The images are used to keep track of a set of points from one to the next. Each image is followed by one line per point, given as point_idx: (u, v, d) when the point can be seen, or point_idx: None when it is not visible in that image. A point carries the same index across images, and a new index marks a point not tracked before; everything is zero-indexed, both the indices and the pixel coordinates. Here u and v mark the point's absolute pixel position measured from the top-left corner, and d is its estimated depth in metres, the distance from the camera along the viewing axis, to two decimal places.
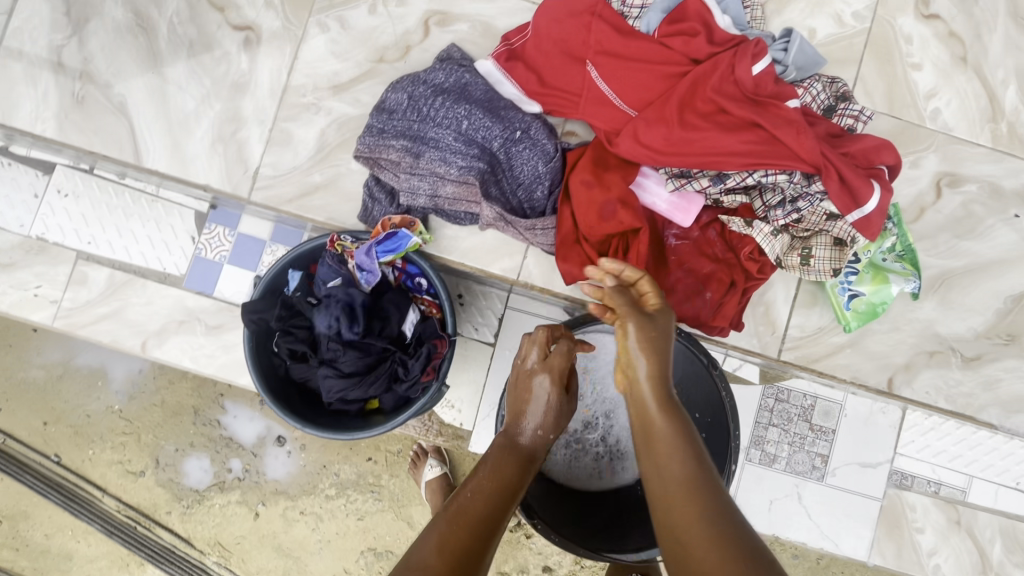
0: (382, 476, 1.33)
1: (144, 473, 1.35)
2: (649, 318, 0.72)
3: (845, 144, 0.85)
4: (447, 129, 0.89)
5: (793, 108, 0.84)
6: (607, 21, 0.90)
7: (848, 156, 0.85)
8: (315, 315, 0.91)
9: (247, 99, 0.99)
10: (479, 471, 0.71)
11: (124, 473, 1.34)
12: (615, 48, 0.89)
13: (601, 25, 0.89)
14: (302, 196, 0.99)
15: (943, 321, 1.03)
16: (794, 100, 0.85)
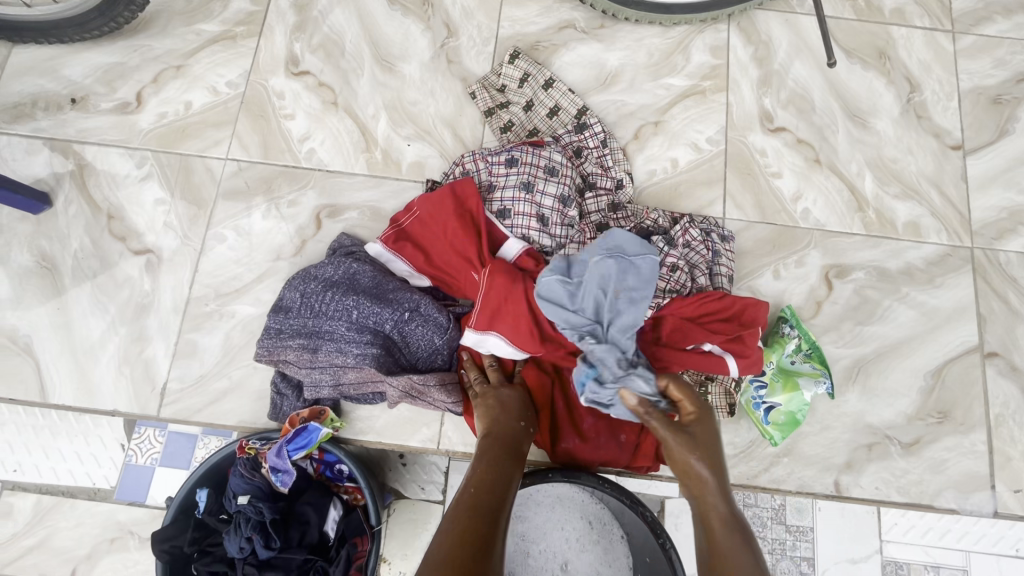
0: None
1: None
2: (688, 430, 0.81)
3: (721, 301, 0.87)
4: (340, 320, 0.92)
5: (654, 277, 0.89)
6: (473, 217, 0.97)
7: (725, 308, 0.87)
8: (227, 536, 0.86)
9: (151, 318, 1.02)
10: (476, 464, 0.79)
11: None
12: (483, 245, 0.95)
13: (467, 221, 0.96)
14: (210, 404, 0.98)
15: (872, 410, 1.02)
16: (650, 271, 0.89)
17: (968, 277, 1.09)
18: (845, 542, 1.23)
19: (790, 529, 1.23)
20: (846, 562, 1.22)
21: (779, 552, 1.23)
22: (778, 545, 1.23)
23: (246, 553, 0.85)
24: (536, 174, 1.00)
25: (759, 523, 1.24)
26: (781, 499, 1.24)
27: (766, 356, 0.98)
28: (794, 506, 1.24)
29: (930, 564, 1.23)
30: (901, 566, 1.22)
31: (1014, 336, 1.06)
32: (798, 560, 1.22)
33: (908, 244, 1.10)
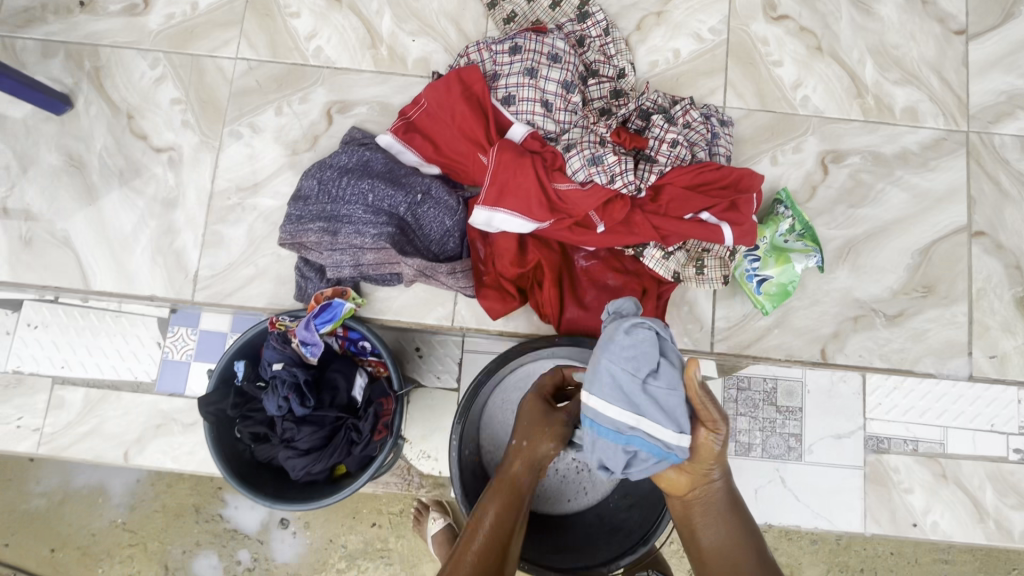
0: (388, 539, 1.50)
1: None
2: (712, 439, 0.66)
3: (714, 171, 0.92)
4: (356, 204, 0.97)
5: (653, 154, 0.95)
6: (475, 98, 1.01)
7: (718, 178, 0.93)
8: (266, 397, 0.96)
9: (178, 211, 1.08)
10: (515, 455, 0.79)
11: None
12: (485, 124, 1.00)
13: (468, 102, 1.00)
14: (240, 289, 1.06)
15: (860, 286, 1.08)
16: (649, 147, 0.95)
17: (962, 160, 1.12)
18: (830, 419, 1.33)
19: (780, 409, 1.32)
20: (832, 438, 1.32)
21: (770, 429, 1.33)
22: (768, 423, 1.33)
23: (284, 411, 0.96)
24: (540, 60, 1.01)
25: (751, 404, 1.33)
26: (773, 382, 1.33)
27: (759, 233, 1.03)
28: (785, 389, 1.33)
29: (910, 438, 1.32)
30: (883, 440, 1.32)
31: (1002, 216, 1.10)
32: (787, 436, 1.32)
33: (905, 130, 1.13)
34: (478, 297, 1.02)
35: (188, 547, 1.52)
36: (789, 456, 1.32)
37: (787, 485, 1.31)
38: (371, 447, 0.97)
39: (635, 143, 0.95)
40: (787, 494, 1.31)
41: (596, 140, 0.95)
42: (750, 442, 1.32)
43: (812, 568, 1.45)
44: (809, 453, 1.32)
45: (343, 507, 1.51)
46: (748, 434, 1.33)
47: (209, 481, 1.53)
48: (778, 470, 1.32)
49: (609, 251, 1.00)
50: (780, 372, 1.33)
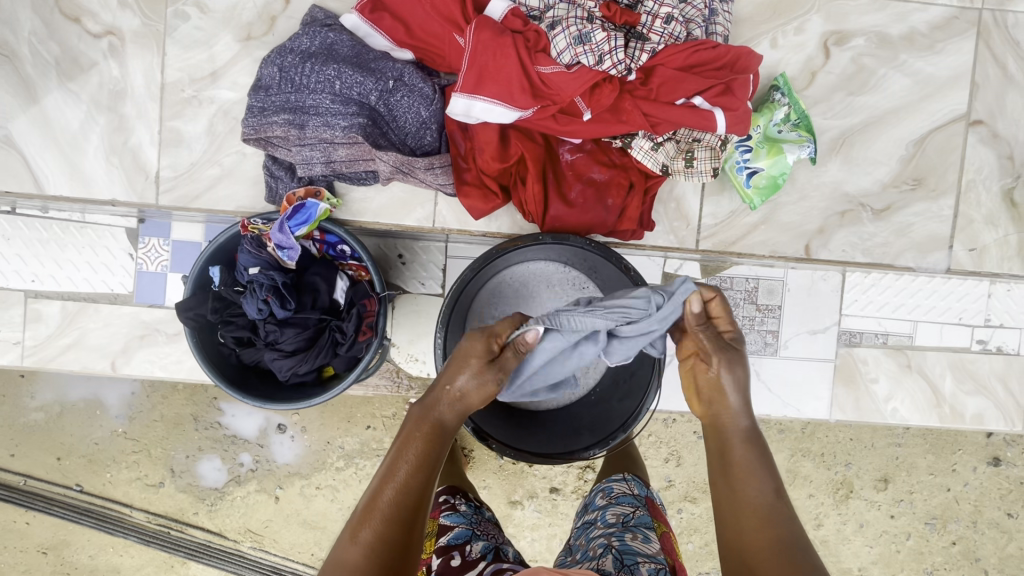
0: (383, 440, 1.54)
1: (164, 482, 1.55)
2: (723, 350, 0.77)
3: (708, 51, 0.86)
4: (323, 93, 0.90)
5: (644, 32, 0.88)
6: None
7: (714, 59, 0.87)
8: (245, 299, 0.94)
9: (129, 106, 1.00)
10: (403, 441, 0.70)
11: (145, 486, 1.55)
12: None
13: None
14: (207, 191, 1.01)
15: (850, 180, 1.05)
16: (641, 25, 0.88)
17: (970, 42, 1.05)
18: (809, 315, 1.18)
19: (759, 309, 1.15)
20: (807, 333, 1.19)
21: (748, 327, 1.17)
22: (745, 321, 1.17)
23: (265, 314, 0.94)
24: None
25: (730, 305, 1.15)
26: (754, 282, 1.14)
27: (753, 121, 0.99)
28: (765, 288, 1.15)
29: (881, 332, 1.20)
30: (856, 334, 1.19)
31: (1003, 103, 1.06)
32: (764, 333, 1.18)
33: (915, 7, 1.04)
34: (459, 196, 0.96)
35: (190, 452, 1.53)
36: (763, 352, 1.18)
37: (761, 379, 1.19)
38: (357, 348, 0.98)
39: (627, 18, 0.88)
40: (759, 387, 1.19)
41: (580, 15, 0.86)
42: None
43: (778, 454, 1.47)
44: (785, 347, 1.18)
45: (338, 412, 1.53)
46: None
47: (204, 390, 1.52)
48: (751, 365, 1.20)
49: (596, 145, 0.96)
50: (762, 271, 1.14)
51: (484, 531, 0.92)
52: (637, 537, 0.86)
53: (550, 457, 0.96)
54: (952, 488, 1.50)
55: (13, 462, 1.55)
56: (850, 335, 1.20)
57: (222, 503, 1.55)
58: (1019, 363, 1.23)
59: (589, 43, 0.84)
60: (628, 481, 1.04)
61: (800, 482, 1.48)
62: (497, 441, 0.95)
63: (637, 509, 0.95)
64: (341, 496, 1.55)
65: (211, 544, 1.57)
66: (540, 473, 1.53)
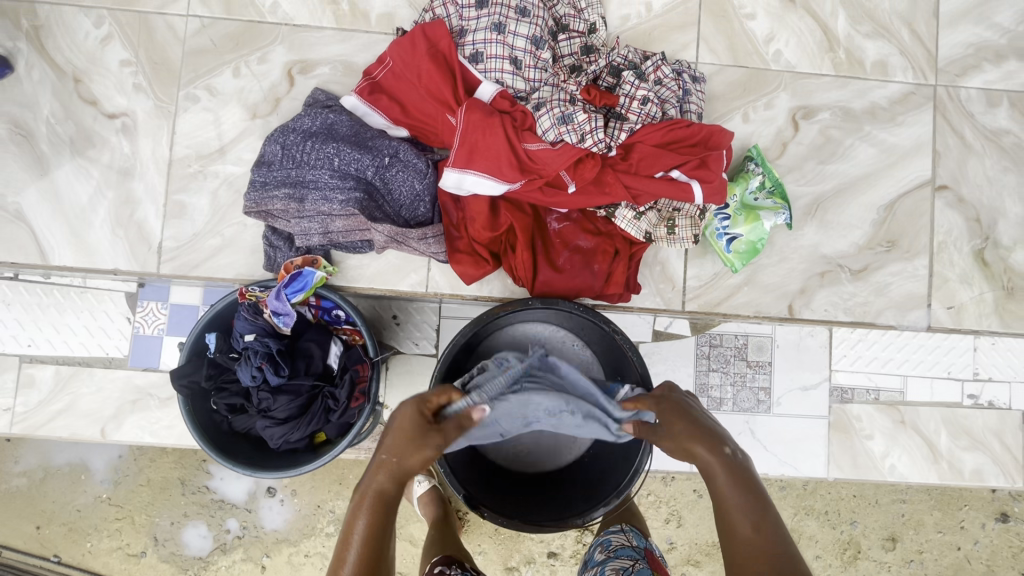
0: None
1: (145, 552, 1.49)
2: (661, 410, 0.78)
3: (685, 129, 0.93)
4: (323, 169, 0.95)
5: (623, 112, 0.94)
6: (443, 55, 0.97)
7: (690, 137, 0.94)
8: (239, 367, 0.95)
9: (137, 180, 1.05)
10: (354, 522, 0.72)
11: (126, 556, 1.49)
12: (451, 79, 0.96)
13: (434, 59, 0.96)
14: (207, 260, 1.05)
15: (826, 242, 1.10)
16: (620, 105, 0.95)
17: (928, 115, 1.13)
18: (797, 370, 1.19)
19: (750, 365, 1.17)
20: (799, 389, 1.19)
21: (740, 383, 1.18)
22: (738, 377, 1.18)
23: (258, 381, 0.95)
24: (508, 15, 0.97)
25: (722, 360, 1.17)
26: (744, 338, 1.17)
27: (730, 190, 1.04)
28: (755, 344, 1.16)
29: (872, 388, 1.20)
30: (847, 390, 1.20)
31: (965, 170, 1.13)
32: (756, 389, 1.19)
33: (874, 84, 1.13)
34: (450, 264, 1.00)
35: (176, 518, 1.49)
36: (758, 410, 1.18)
37: (756, 437, 1.18)
38: (350, 413, 0.98)
39: (606, 100, 0.94)
40: (754, 445, 1.19)
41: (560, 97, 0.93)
42: (721, 397, 1.17)
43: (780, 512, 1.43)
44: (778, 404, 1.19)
45: (330, 474, 1.50)
46: (719, 388, 1.19)
47: (193, 453, 1.49)
48: (746, 422, 1.19)
49: (582, 214, 1.01)
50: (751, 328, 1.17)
51: None
52: None
53: (542, 526, 0.94)
54: (961, 546, 1.46)
55: None
56: (842, 391, 1.21)
57: (206, 573, 1.49)
58: (1013, 418, 1.23)
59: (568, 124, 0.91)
60: (626, 532, 1.01)
61: (804, 542, 1.44)
62: (488, 509, 0.94)
63: (637, 561, 0.91)
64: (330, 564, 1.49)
65: None
66: (537, 536, 1.49)
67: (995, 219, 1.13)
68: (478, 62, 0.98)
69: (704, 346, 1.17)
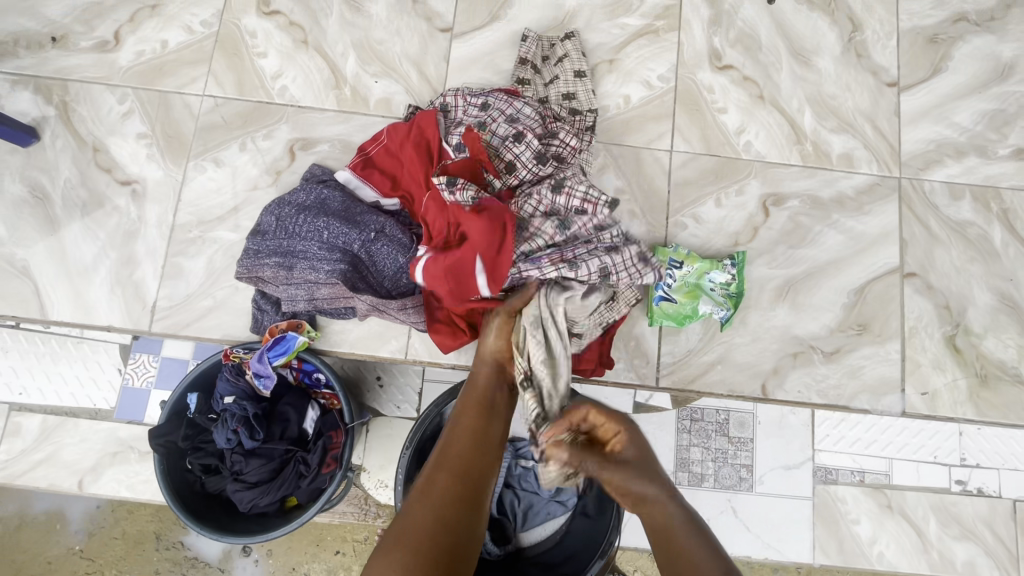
0: (352, 567, 1.46)
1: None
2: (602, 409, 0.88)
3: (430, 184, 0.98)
4: (312, 241, 1.01)
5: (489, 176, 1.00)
6: (429, 138, 1.04)
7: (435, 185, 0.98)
8: (216, 429, 0.98)
9: (140, 242, 1.11)
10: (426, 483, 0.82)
11: None
12: (433, 160, 1.03)
13: (424, 144, 1.04)
14: (197, 320, 1.09)
15: (799, 323, 1.13)
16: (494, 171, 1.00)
17: (894, 204, 1.19)
18: (780, 450, 1.21)
19: (732, 441, 1.19)
20: (781, 469, 1.20)
21: (721, 459, 1.21)
22: (720, 454, 1.21)
23: (233, 443, 0.97)
24: (498, 118, 1.05)
25: (704, 434, 1.21)
26: (724, 413, 1.21)
27: (694, 262, 1.08)
28: (737, 422, 1.21)
29: (856, 470, 1.21)
30: (830, 471, 1.21)
31: (932, 258, 1.17)
32: (738, 467, 1.21)
33: (841, 175, 1.19)
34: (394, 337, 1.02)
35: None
36: (741, 488, 1.20)
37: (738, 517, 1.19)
38: (320, 480, 0.99)
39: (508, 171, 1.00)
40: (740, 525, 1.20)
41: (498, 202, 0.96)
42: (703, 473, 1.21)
43: None
44: (760, 483, 1.20)
45: (306, 536, 1.46)
46: (701, 464, 1.21)
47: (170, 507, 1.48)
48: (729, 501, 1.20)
49: None
50: (731, 404, 1.21)
51: None
52: None
53: None
54: None
55: None
56: (825, 472, 1.21)
57: None
58: (1004, 506, 1.20)
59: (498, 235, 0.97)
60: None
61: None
62: None
63: None
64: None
65: None
66: None
67: (964, 306, 1.16)
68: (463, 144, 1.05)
69: (685, 420, 1.21)
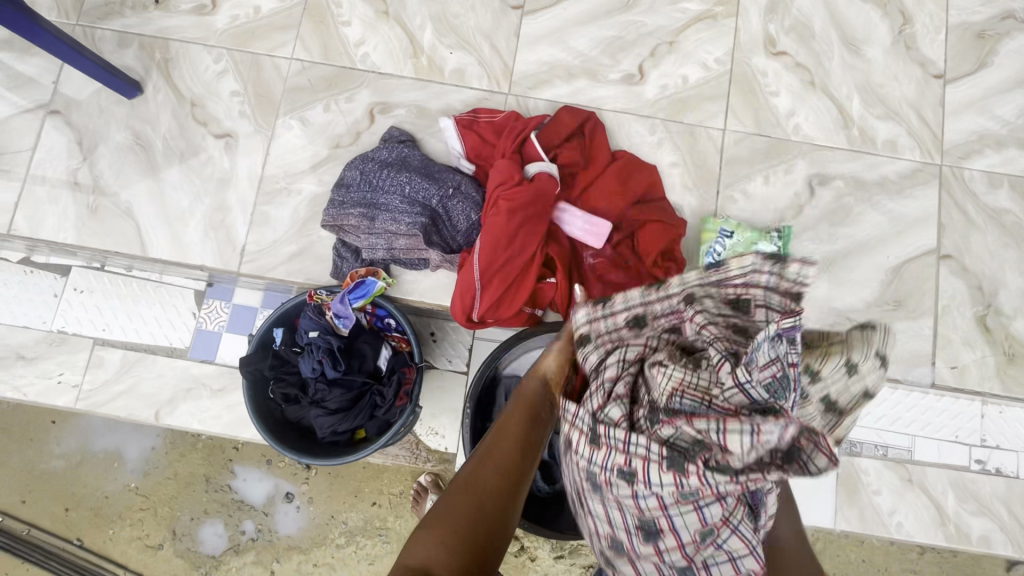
0: (387, 519, 1.55)
1: (163, 545, 1.58)
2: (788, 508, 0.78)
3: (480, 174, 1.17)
4: (394, 195, 1.11)
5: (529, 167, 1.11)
6: (528, 123, 1.17)
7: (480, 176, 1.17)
8: (302, 359, 1.08)
9: (231, 191, 1.21)
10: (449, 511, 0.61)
11: (145, 547, 1.57)
12: (526, 141, 1.15)
13: (521, 126, 1.16)
14: (282, 264, 1.19)
15: (837, 297, 1.20)
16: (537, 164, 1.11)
17: (934, 190, 1.25)
18: None
19: None
20: None
21: None
22: None
23: (317, 373, 1.07)
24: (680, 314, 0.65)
25: None
26: None
27: (744, 232, 1.16)
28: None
29: (880, 445, 1.25)
30: (855, 444, 1.26)
31: (968, 243, 1.23)
32: None
33: (885, 160, 1.26)
34: (455, 298, 1.10)
35: (196, 515, 1.57)
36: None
37: None
38: (393, 411, 1.08)
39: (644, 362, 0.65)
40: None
41: (623, 429, 0.61)
42: None
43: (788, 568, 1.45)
44: None
45: (346, 486, 1.56)
46: None
47: (221, 451, 1.58)
48: None
49: (616, 252, 1.13)
50: None
51: None
52: None
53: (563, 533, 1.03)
54: None
55: (23, 509, 1.59)
56: (851, 445, 1.26)
57: (218, 572, 1.56)
58: (1021, 486, 1.24)
59: (620, 389, 0.63)
60: None
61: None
62: None
63: None
64: (338, 575, 1.55)
65: None
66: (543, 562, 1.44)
67: (997, 289, 1.23)
68: (546, 141, 1.17)
69: None
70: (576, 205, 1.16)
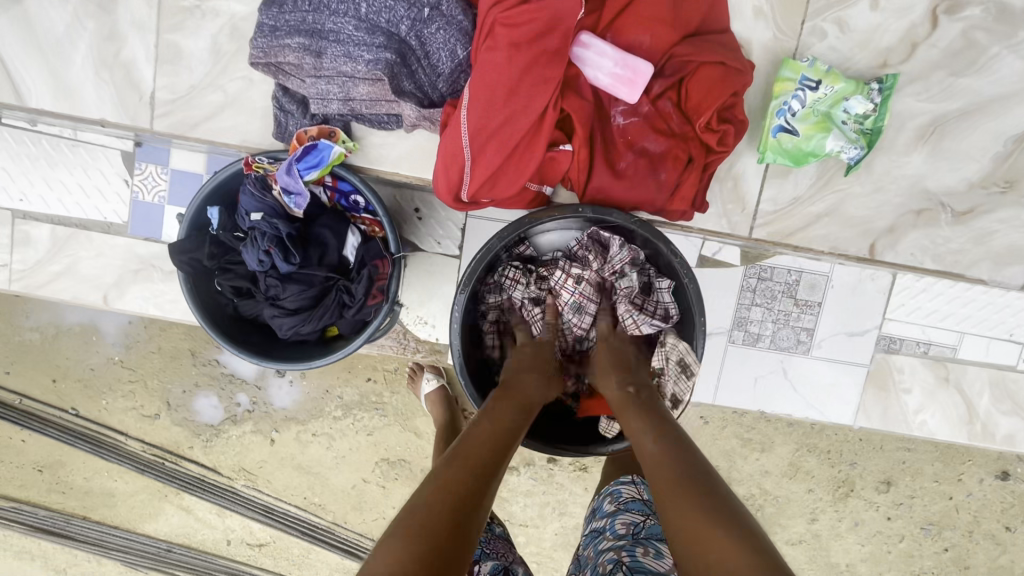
0: (383, 394, 1.39)
1: (159, 416, 1.42)
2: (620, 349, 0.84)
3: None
4: (346, 17, 0.77)
5: None
6: None
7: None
8: (244, 249, 0.84)
9: (121, 12, 0.90)
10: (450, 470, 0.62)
11: (140, 417, 1.42)
12: None
13: None
14: (208, 118, 0.92)
15: (933, 175, 0.93)
16: None
17: None
18: (849, 316, 0.98)
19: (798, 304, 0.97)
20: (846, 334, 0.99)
21: (783, 321, 0.98)
22: (783, 315, 0.98)
23: (266, 266, 0.84)
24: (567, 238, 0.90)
25: (769, 295, 0.97)
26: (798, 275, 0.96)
27: (835, 82, 0.85)
28: (806, 282, 0.97)
29: (922, 342, 1.01)
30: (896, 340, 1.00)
31: None
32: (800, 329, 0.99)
33: None
34: (436, 171, 0.83)
35: (187, 386, 1.39)
36: (794, 351, 1.00)
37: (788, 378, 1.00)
38: (366, 312, 0.88)
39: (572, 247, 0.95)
40: (783, 386, 1.01)
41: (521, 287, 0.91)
42: (760, 333, 0.98)
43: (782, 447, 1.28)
44: (819, 347, 1.00)
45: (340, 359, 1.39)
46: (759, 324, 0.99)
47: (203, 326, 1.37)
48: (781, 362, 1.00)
49: (655, 108, 0.84)
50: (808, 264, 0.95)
51: (492, 549, 0.83)
52: (648, 552, 0.77)
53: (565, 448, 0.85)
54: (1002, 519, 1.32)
55: (8, 379, 1.41)
56: (889, 341, 1.00)
57: (218, 441, 1.42)
58: None
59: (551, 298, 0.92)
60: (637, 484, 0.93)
61: (800, 478, 1.30)
62: None
63: (648, 518, 0.85)
64: (337, 446, 1.42)
65: (206, 479, 1.45)
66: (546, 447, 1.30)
67: None
68: None
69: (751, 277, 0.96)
70: (604, 38, 0.83)
